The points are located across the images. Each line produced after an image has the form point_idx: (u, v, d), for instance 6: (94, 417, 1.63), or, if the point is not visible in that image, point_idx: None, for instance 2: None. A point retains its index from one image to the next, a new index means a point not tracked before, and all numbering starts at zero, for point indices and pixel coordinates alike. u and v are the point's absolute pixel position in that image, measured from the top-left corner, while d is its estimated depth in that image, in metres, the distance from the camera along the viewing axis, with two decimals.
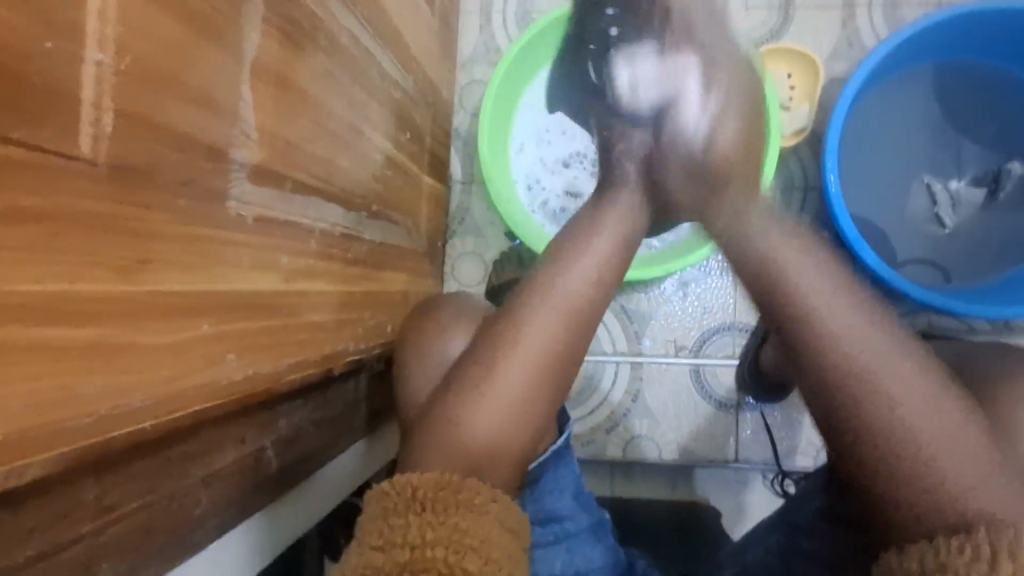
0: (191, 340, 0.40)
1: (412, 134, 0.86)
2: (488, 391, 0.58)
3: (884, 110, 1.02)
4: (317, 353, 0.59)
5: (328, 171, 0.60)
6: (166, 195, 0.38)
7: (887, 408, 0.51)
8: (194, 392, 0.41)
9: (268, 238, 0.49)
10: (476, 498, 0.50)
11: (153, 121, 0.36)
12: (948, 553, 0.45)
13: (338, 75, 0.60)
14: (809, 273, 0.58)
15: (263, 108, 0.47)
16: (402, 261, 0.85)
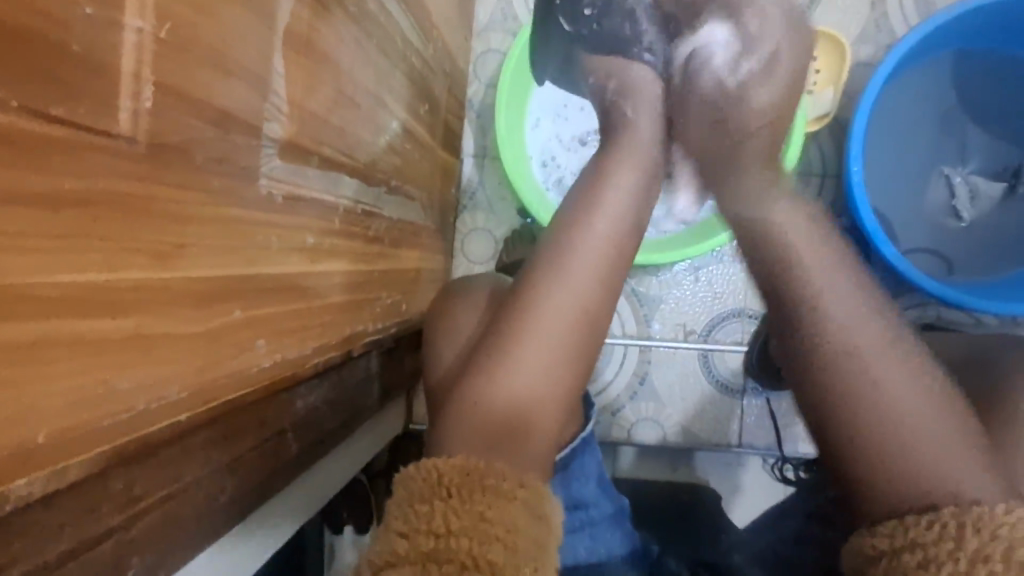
0: (223, 326, 0.38)
1: (429, 107, 0.83)
2: (513, 372, 0.56)
3: (909, 101, 1.00)
4: (336, 335, 0.57)
5: (352, 147, 0.57)
6: (200, 173, 0.35)
7: (882, 420, 0.50)
8: (222, 378, 0.39)
9: (296, 218, 0.47)
10: (502, 486, 0.47)
11: (190, 94, 0.33)
12: (919, 531, 0.44)
13: (364, 42, 0.57)
14: (837, 280, 0.56)
15: (293, 78, 0.44)
16: (416, 237, 0.82)
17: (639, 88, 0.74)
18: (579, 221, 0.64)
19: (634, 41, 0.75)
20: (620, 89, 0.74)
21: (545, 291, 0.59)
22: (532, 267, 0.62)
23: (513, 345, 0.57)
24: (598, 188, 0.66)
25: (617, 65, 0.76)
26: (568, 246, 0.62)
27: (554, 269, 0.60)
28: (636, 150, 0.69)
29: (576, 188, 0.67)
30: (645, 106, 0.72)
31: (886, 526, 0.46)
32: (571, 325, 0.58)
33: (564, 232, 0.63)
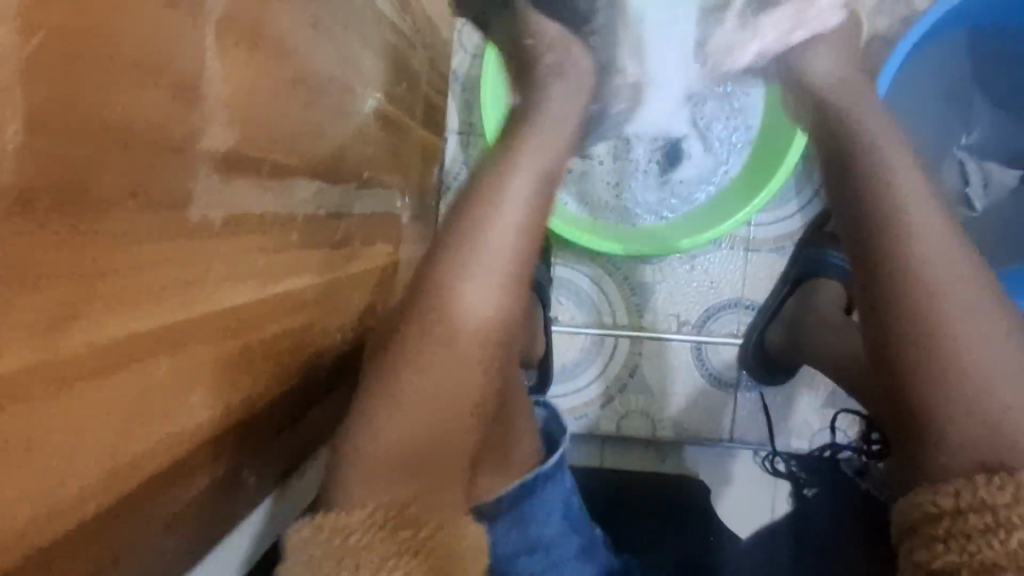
0: (140, 387, 0.34)
1: (408, 85, 0.75)
2: (414, 379, 0.51)
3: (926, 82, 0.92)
4: (294, 359, 0.52)
5: (315, 146, 0.51)
6: (104, 218, 0.30)
7: (961, 357, 0.49)
8: (141, 446, 0.35)
9: (243, 241, 0.41)
10: (422, 536, 0.45)
11: (82, 126, 0.27)
12: (989, 493, 0.44)
13: (328, 24, 0.50)
14: (921, 199, 0.55)
15: (234, 82, 0.38)
16: (393, 230, 0.76)
17: (565, 66, 0.64)
18: (486, 211, 0.56)
19: (581, 20, 0.67)
20: (556, 67, 0.64)
21: (455, 294, 0.53)
22: (434, 259, 0.55)
23: (417, 351, 0.52)
24: (503, 175, 0.58)
25: (552, 33, 0.65)
26: (472, 240, 0.55)
27: (465, 262, 0.54)
28: (550, 130, 0.61)
29: (480, 171, 0.60)
30: (572, 88, 0.64)
31: (953, 487, 0.46)
32: (473, 330, 0.53)
33: (477, 216, 0.56)
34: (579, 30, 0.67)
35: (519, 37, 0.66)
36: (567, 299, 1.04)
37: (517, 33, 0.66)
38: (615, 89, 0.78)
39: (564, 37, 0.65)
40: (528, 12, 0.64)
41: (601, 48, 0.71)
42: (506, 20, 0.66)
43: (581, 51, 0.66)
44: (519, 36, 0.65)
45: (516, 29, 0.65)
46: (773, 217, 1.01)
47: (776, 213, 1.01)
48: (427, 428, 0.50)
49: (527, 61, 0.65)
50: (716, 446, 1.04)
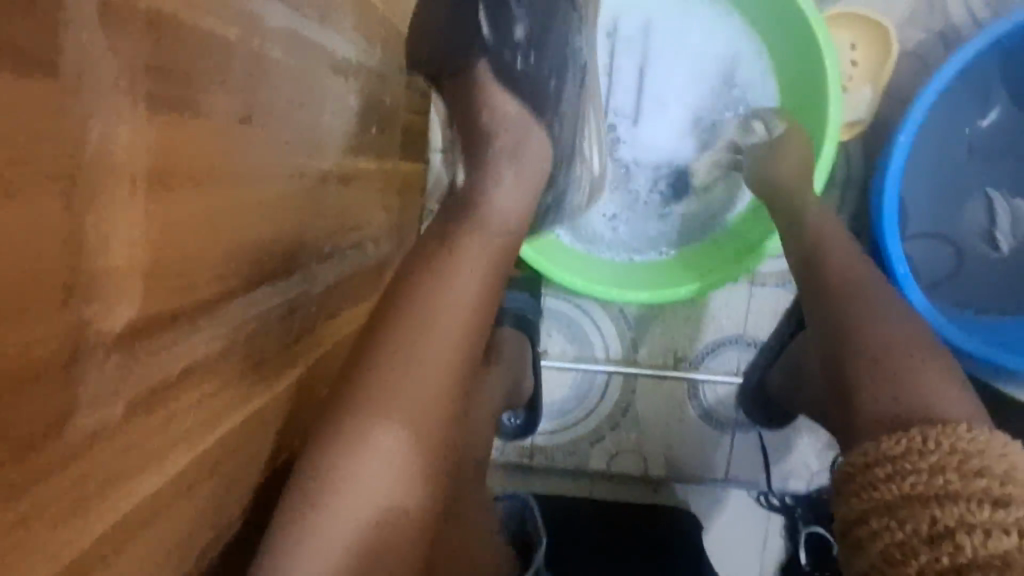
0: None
1: (380, 126, 0.65)
2: (352, 467, 0.44)
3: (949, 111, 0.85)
4: (245, 491, 0.45)
5: (262, 250, 0.42)
6: None
7: (924, 398, 0.51)
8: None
9: (158, 416, 0.34)
10: None
11: None
12: (888, 446, 0.49)
13: (274, 105, 0.41)
14: (851, 253, 0.63)
15: (142, 238, 0.30)
16: (367, 287, 0.69)
17: (522, 147, 0.56)
18: (436, 285, 0.49)
19: (551, 100, 0.59)
20: (509, 152, 0.56)
21: (402, 366, 0.46)
22: (374, 339, 0.47)
23: (358, 432, 0.44)
24: (456, 252, 0.51)
25: (513, 112, 0.57)
26: (426, 322, 0.47)
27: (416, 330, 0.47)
28: (503, 211, 0.54)
29: (443, 223, 0.53)
30: (528, 179, 0.56)
31: (863, 450, 0.51)
32: (424, 418, 0.46)
33: (431, 291, 0.49)
34: (547, 115, 0.59)
35: (471, 113, 0.57)
36: (558, 332, 0.97)
37: (467, 113, 0.58)
38: (574, 179, 0.67)
39: (525, 119, 0.57)
40: (483, 76, 0.57)
41: (564, 134, 0.61)
42: (461, 72, 0.58)
43: (541, 142, 0.58)
44: (471, 109, 0.57)
45: (465, 109, 0.58)
46: None
47: None
48: (363, 512, 0.43)
49: (472, 139, 0.57)
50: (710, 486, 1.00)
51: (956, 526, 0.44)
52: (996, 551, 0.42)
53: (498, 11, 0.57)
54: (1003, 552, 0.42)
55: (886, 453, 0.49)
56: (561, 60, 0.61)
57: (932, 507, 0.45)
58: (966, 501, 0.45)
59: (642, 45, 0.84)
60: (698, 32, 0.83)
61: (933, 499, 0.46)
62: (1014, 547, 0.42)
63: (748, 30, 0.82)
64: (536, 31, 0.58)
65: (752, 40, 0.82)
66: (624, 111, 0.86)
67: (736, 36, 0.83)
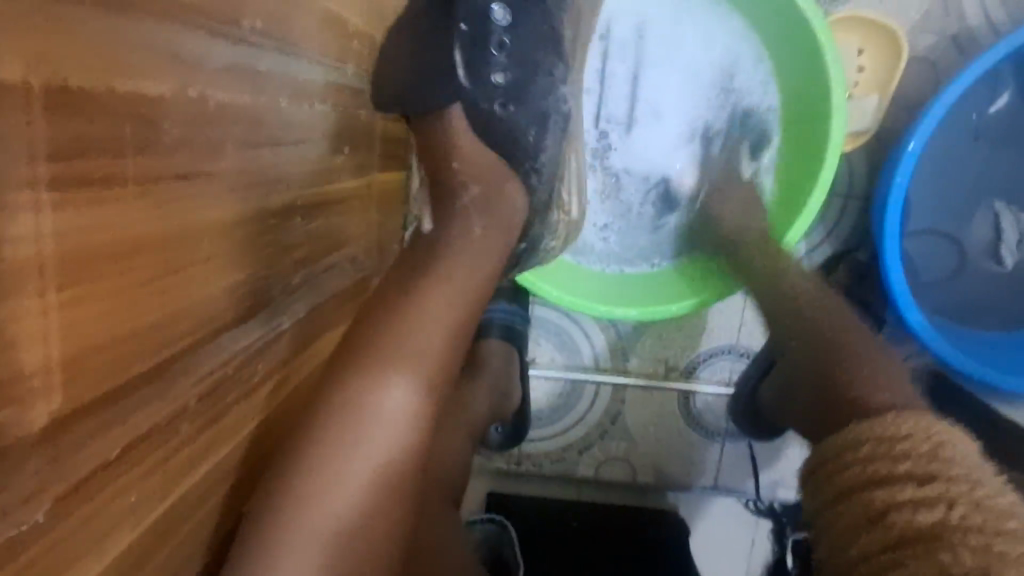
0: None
1: (354, 144, 0.62)
2: (336, 480, 0.44)
3: (949, 120, 0.82)
4: (210, 539, 0.44)
5: (220, 299, 0.41)
6: None
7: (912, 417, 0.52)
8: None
9: (94, 504, 0.32)
10: None
11: None
12: (839, 445, 0.51)
13: (226, 151, 0.39)
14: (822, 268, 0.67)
15: (65, 325, 0.28)
16: (344, 308, 0.67)
17: (494, 200, 0.55)
18: (407, 314, 0.48)
19: (529, 154, 0.57)
20: (481, 201, 0.54)
21: (389, 378, 0.46)
22: (341, 367, 0.47)
23: (341, 446, 0.44)
24: (430, 281, 0.50)
25: (483, 163, 0.55)
26: (398, 351, 0.47)
27: (403, 344, 0.47)
28: (475, 256, 0.53)
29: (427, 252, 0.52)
30: (499, 231, 0.55)
31: (822, 449, 0.52)
32: (405, 436, 0.46)
33: (401, 319, 0.48)
34: (521, 167, 0.57)
35: (441, 155, 0.54)
36: (547, 340, 0.95)
37: (431, 162, 0.55)
38: (549, 227, 0.65)
39: (500, 172, 0.56)
40: (456, 120, 0.54)
41: (541, 188, 0.60)
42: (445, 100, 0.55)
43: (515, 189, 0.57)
44: (439, 155, 0.54)
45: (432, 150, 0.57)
46: None
47: None
48: (350, 518, 0.43)
49: (442, 190, 0.54)
50: (699, 493, 0.99)
51: (888, 506, 0.44)
52: (925, 525, 0.41)
53: (475, 56, 0.53)
54: (931, 525, 0.41)
55: (838, 451, 0.50)
56: (542, 114, 0.57)
57: (868, 493, 0.46)
58: (897, 481, 0.45)
59: (636, 50, 0.81)
60: (696, 39, 0.80)
61: (871, 485, 0.46)
62: (942, 519, 0.41)
63: (749, 34, 0.78)
64: (515, 81, 0.55)
65: (754, 45, 0.79)
66: (617, 118, 0.83)
67: (737, 42, 0.79)
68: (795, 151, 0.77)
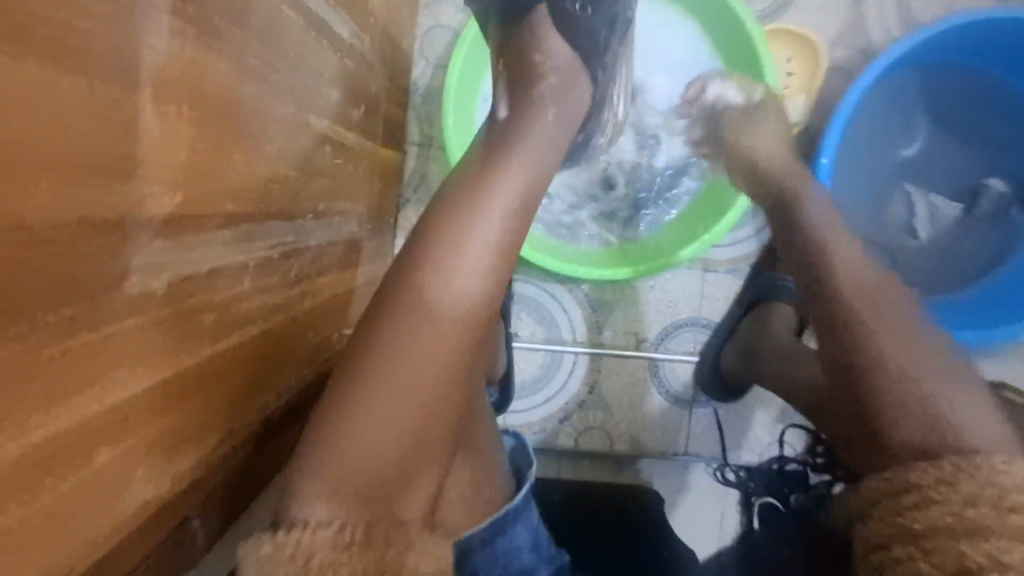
0: (74, 482, 0.31)
1: (367, 107, 0.72)
2: (389, 401, 0.51)
3: (879, 114, 0.96)
4: (247, 401, 0.51)
5: (270, 187, 0.48)
6: (45, 306, 0.27)
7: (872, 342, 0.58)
8: (62, 550, 0.32)
9: (187, 304, 0.38)
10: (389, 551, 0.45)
11: (19, 214, 0.25)
12: (920, 475, 0.47)
13: (285, 64, 0.47)
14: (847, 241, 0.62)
15: (176, 139, 0.35)
16: (347, 255, 0.73)
17: (568, 91, 0.63)
18: (443, 222, 0.55)
19: (597, 51, 0.65)
20: (554, 92, 0.62)
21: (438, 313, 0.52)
22: (395, 291, 0.54)
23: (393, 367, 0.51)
24: (481, 197, 0.56)
25: (562, 55, 0.62)
26: (439, 268, 0.53)
27: (447, 274, 0.53)
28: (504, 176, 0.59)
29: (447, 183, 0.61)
30: (568, 118, 0.63)
31: (900, 478, 0.48)
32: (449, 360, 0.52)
33: (442, 234, 0.55)
34: (591, 62, 0.65)
35: (524, 50, 0.62)
36: (528, 315, 1.04)
37: None
38: (602, 123, 0.74)
39: (573, 64, 0.63)
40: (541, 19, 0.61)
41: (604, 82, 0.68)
42: None
43: (583, 82, 0.65)
44: None
45: None
46: (733, 238, 1.03)
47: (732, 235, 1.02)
48: (399, 431, 0.51)
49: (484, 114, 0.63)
50: (670, 462, 1.05)
51: (988, 562, 0.42)
52: None
53: None
54: None
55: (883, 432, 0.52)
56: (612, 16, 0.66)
57: (961, 541, 0.43)
58: (999, 536, 0.43)
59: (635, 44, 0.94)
60: (664, 45, 0.95)
61: (962, 532, 0.44)
62: None
63: (699, 44, 0.94)
64: None
65: (704, 52, 0.94)
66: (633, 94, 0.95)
67: (690, 49, 0.94)
68: None
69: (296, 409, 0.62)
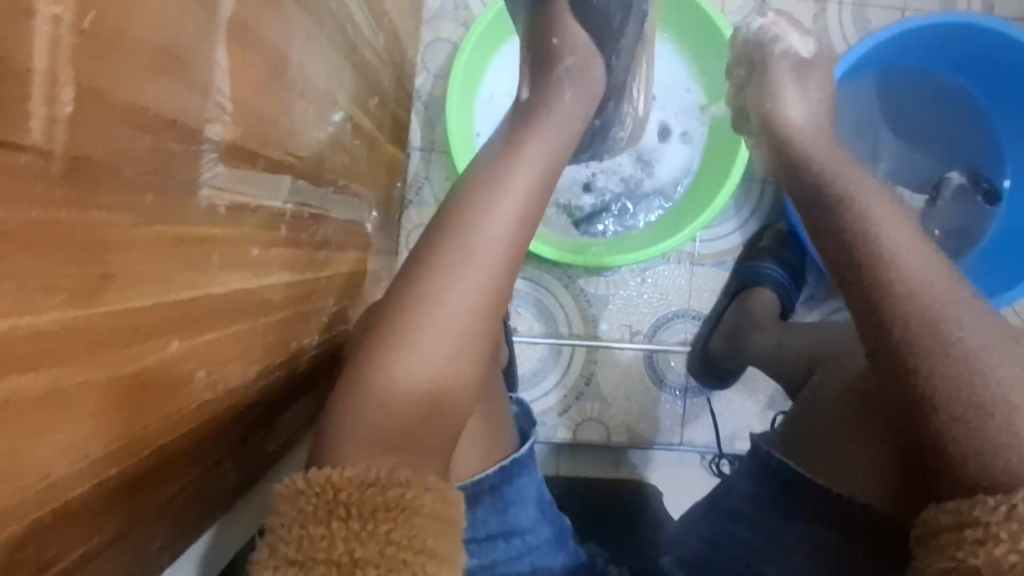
0: (129, 374, 0.33)
1: (379, 99, 0.77)
2: (411, 356, 0.55)
3: (850, 113, 1.03)
4: (278, 347, 0.54)
5: (305, 146, 0.52)
6: (136, 188, 0.31)
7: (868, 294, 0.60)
8: (122, 433, 0.34)
9: (240, 228, 0.42)
10: (406, 497, 0.47)
11: (124, 99, 0.29)
12: (984, 510, 0.42)
13: (320, 36, 0.52)
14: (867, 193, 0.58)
15: (239, 76, 0.39)
16: (362, 237, 0.77)
17: (583, 71, 0.69)
18: (466, 193, 0.62)
19: (613, 36, 0.70)
20: (573, 71, 0.68)
21: (455, 274, 0.57)
22: (419, 259, 0.59)
23: (413, 323, 0.56)
24: (495, 177, 0.62)
25: (581, 40, 0.68)
26: (460, 242, 0.59)
27: (464, 235, 0.59)
28: (513, 153, 0.64)
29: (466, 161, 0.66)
30: (583, 97, 0.69)
31: (964, 512, 0.43)
32: (464, 318, 0.57)
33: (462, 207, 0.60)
34: (607, 49, 0.70)
35: (547, 38, 0.68)
36: (527, 310, 1.08)
37: None
38: (620, 116, 0.82)
39: (589, 50, 0.69)
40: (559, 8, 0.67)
41: (618, 69, 0.73)
42: None
43: (598, 69, 0.70)
44: None
45: None
46: (718, 234, 1.09)
47: (717, 231, 1.09)
48: (423, 386, 0.54)
49: None
50: (664, 453, 1.08)
51: None
52: None
53: None
54: None
55: (915, 405, 0.49)
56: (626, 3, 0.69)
57: None
58: None
59: None
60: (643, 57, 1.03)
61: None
62: None
63: (679, 53, 1.02)
64: None
65: (683, 61, 1.02)
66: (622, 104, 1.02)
67: (670, 57, 1.02)
68: (720, 148, 0.98)
69: (313, 373, 0.65)
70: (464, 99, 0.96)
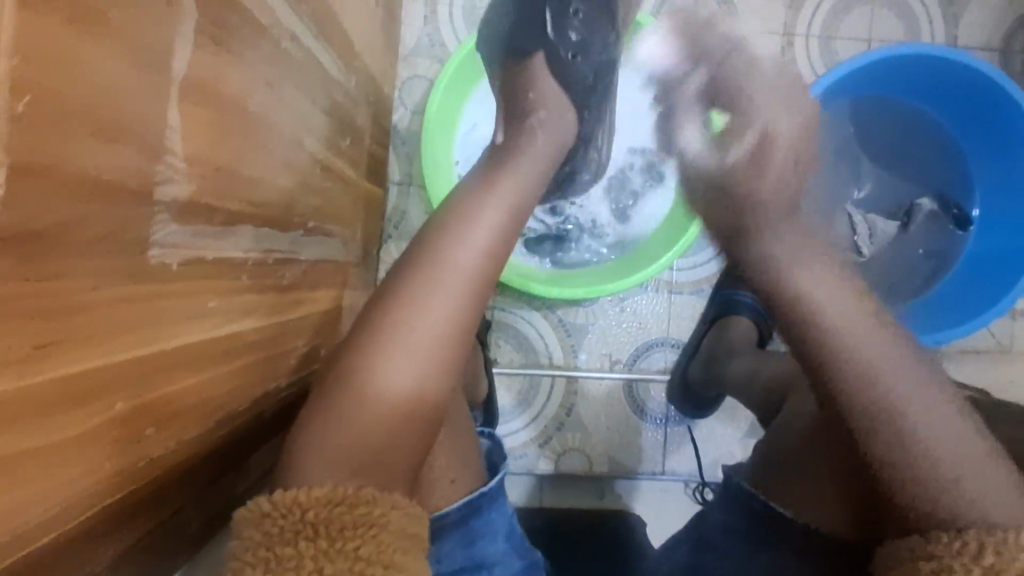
0: (77, 435, 0.34)
1: (352, 138, 0.79)
2: (372, 394, 0.55)
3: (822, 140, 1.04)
4: (242, 392, 0.54)
5: (269, 193, 0.53)
6: (83, 253, 0.32)
7: None
8: (74, 492, 0.35)
9: (197, 280, 0.43)
10: (374, 512, 0.47)
11: (68, 171, 0.30)
12: (938, 545, 0.45)
13: (283, 86, 0.53)
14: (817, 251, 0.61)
15: (194, 135, 0.40)
16: (336, 275, 0.78)
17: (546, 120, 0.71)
18: (432, 233, 0.62)
19: (584, 91, 0.73)
20: (545, 122, 0.70)
21: (417, 311, 0.58)
22: (381, 299, 0.59)
23: (375, 361, 0.56)
24: (460, 214, 0.63)
25: (552, 88, 0.71)
26: (423, 278, 0.59)
27: (428, 272, 0.59)
28: (481, 192, 0.65)
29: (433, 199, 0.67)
30: (552, 144, 0.71)
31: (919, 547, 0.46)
32: (427, 357, 0.57)
33: (427, 246, 0.61)
34: (577, 102, 0.73)
35: (519, 86, 0.71)
36: (506, 342, 1.08)
37: None
38: (587, 161, 0.84)
39: (561, 103, 0.71)
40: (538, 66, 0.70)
41: (587, 121, 0.77)
42: None
43: (570, 120, 0.73)
44: None
45: None
46: (694, 261, 1.10)
47: (694, 258, 1.10)
48: (383, 424, 0.54)
49: None
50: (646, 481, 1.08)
51: None
52: None
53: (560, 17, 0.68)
54: None
55: None
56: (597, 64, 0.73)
57: None
58: None
59: None
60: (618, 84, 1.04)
61: None
62: None
63: None
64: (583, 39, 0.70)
65: None
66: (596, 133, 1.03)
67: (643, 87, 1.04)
68: None
69: (283, 414, 0.65)
70: (444, 126, 0.99)
